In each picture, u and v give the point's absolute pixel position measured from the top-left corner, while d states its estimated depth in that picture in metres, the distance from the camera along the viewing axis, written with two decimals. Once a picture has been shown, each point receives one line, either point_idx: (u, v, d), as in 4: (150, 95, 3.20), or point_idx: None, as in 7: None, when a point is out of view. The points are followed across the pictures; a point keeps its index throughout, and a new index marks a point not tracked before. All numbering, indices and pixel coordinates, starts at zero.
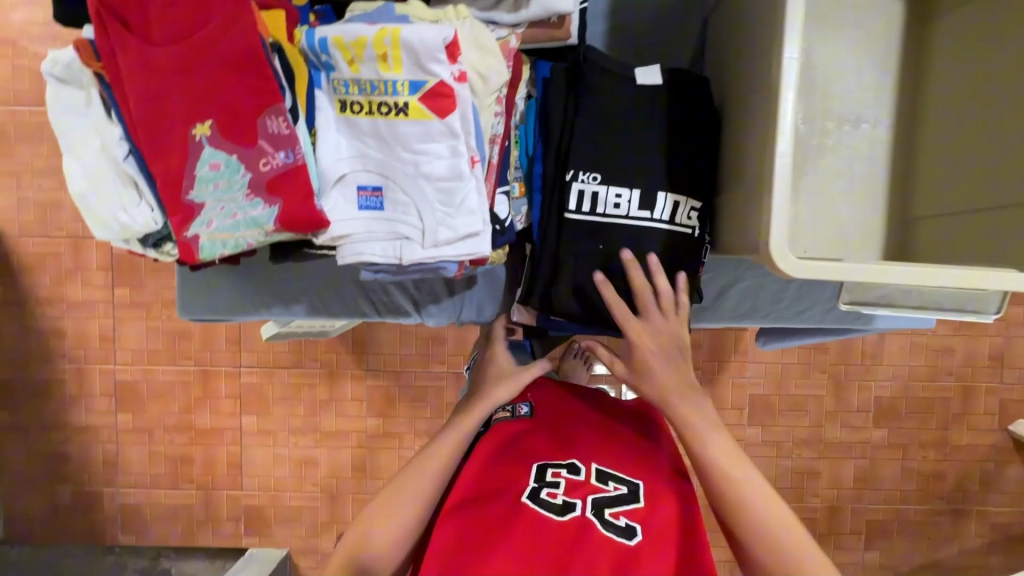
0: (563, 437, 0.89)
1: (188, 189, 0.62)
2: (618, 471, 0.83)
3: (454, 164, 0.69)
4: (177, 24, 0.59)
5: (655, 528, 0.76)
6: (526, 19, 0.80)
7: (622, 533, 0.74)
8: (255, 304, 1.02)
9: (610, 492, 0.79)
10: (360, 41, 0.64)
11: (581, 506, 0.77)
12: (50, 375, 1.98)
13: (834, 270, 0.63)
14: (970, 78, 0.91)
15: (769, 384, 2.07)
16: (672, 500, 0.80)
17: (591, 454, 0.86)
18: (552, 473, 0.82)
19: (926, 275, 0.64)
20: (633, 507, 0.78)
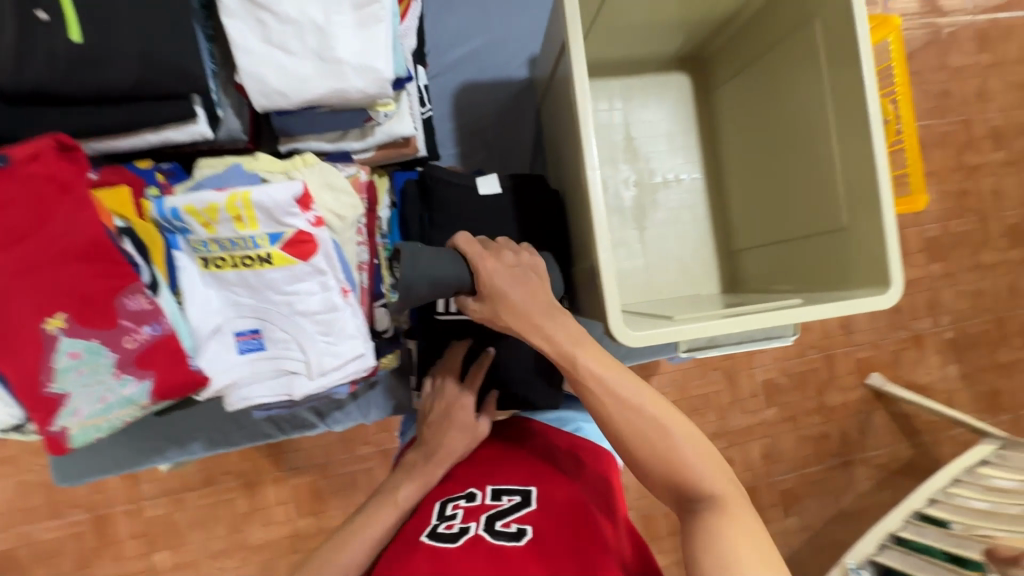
0: (467, 468, 0.82)
1: (48, 384, 0.61)
2: (515, 482, 0.75)
3: (327, 298, 0.74)
4: (13, 227, 0.58)
5: (553, 524, 0.66)
6: (374, 143, 0.89)
7: (512, 540, 0.63)
8: (147, 452, 0.97)
9: (503, 504, 0.70)
10: (212, 207, 0.68)
11: (473, 527, 0.67)
12: None
13: (661, 335, 0.74)
14: (744, 139, 1.12)
15: (725, 384, 1.90)
16: (570, 491, 0.72)
17: (490, 475, 0.78)
18: (452, 507, 0.73)
19: (728, 324, 0.77)
20: (523, 510, 0.68)
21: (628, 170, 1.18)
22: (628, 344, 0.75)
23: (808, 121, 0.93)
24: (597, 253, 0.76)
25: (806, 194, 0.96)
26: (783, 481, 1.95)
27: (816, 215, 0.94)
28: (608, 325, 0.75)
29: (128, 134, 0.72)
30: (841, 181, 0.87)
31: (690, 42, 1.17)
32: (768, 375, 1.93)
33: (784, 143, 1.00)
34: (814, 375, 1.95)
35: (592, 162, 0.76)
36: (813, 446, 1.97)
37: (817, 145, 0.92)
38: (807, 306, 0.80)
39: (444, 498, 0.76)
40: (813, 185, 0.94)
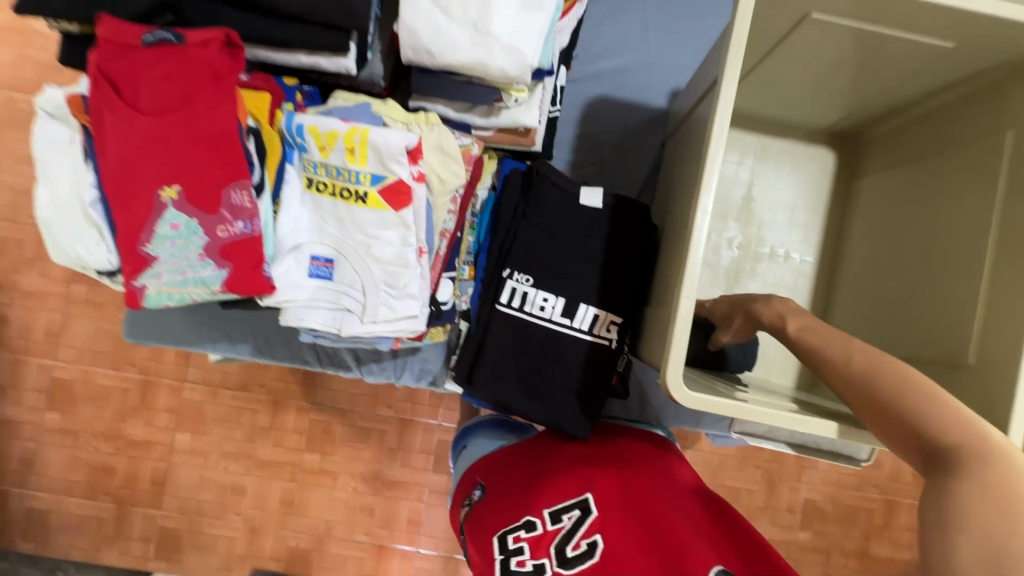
0: (507, 487, 0.76)
1: (145, 243, 0.67)
2: (564, 494, 0.70)
3: (403, 252, 0.76)
4: (164, 98, 0.65)
5: (619, 528, 0.64)
6: (495, 124, 0.90)
7: (591, 561, 0.61)
8: (202, 337, 1.04)
9: (565, 526, 0.66)
10: (332, 134, 0.71)
11: (547, 564, 0.63)
12: None
13: (715, 403, 0.68)
14: (876, 237, 1.01)
15: (763, 488, 1.73)
16: (622, 488, 0.68)
17: (535, 493, 0.72)
18: (512, 538, 0.68)
19: (795, 421, 0.69)
20: (588, 523, 0.65)
21: (736, 230, 1.12)
22: (679, 401, 0.69)
23: (962, 237, 0.82)
24: (679, 298, 0.71)
25: (933, 314, 0.84)
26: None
27: (936, 340, 0.82)
28: (664, 375, 0.70)
29: (286, 50, 0.77)
30: (982, 311, 0.76)
31: (849, 120, 1.08)
32: (813, 496, 1.73)
33: (922, 253, 0.89)
34: (865, 515, 1.73)
35: (705, 205, 0.71)
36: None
37: (964, 265, 0.81)
38: None
39: (501, 527, 0.70)
40: (943, 308, 0.83)
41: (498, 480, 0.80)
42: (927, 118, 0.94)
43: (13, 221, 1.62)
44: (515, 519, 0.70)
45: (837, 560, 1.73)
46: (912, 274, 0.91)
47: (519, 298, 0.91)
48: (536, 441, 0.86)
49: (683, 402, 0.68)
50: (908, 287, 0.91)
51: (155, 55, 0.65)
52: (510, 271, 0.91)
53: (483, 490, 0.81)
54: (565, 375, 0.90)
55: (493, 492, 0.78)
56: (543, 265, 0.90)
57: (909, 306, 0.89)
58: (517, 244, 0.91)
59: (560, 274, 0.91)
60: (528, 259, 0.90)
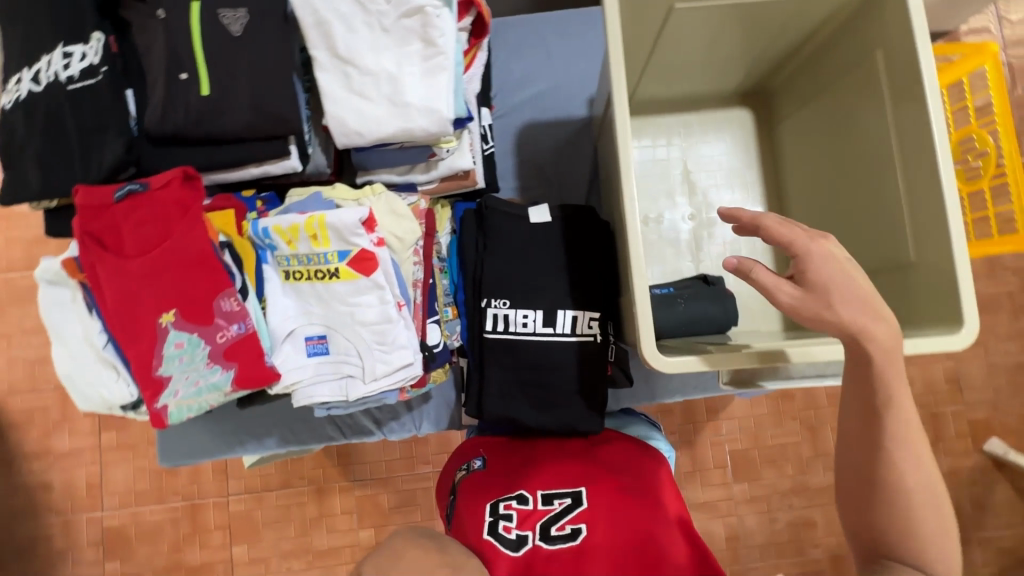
0: (507, 469, 0.88)
1: (158, 367, 0.74)
2: (560, 483, 0.82)
3: (383, 310, 0.83)
4: (144, 239, 0.74)
5: (604, 522, 0.75)
6: (437, 176, 0.99)
7: (569, 542, 0.74)
8: (231, 442, 1.11)
9: (555, 508, 0.78)
10: (294, 227, 0.80)
11: (530, 535, 0.75)
12: (22, 537, 1.71)
13: (693, 361, 0.74)
14: (809, 173, 1.09)
15: (807, 437, 1.73)
16: (614, 488, 0.79)
17: (534, 475, 0.85)
18: (503, 505, 0.80)
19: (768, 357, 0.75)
20: (576, 512, 0.77)
21: (684, 205, 1.20)
22: (660, 369, 0.75)
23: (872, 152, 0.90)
24: (633, 282, 0.78)
25: (873, 226, 0.91)
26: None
27: (879, 249, 0.90)
28: (641, 350, 0.76)
29: (236, 168, 0.88)
30: (907, 212, 0.83)
31: (751, 78, 1.17)
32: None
33: (847, 176, 0.98)
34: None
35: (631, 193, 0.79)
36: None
37: (881, 175, 0.89)
38: None
39: (492, 496, 0.82)
40: (878, 218, 0.90)
41: (498, 458, 0.92)
42: (814, 57, 1.02)
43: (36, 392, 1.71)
44: (507, 489, 0.83)
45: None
46: (845, 195, 0.98)
47: (503, 322, 0.97)
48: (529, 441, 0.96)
49: (664, 369, 0.74)
50: (846, 208, 0.98)
51: (126, 204, 0.74)
52: (487, 300, 0.97)
53: (483, 462, 0.92)
54: (563, 379, 0.96)
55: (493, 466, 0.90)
56: (515, 286, 0.97)
57: (852, 224, 0.97)
58: (487, 273, 0.98)
59: (532, 289, 0.97)
60: (500, 283, 0.97)
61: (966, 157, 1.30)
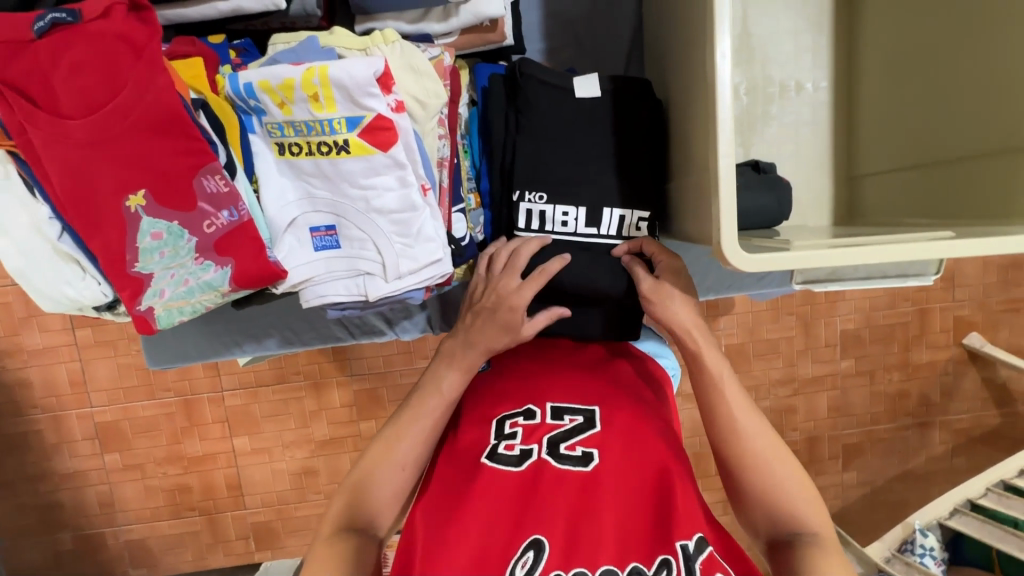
0: (510, 375, 0.75)
1: (134, 263, 0.60)
2: (574, 398, 0.70)
3: (405, 195, 0.68)
4: (86, 91, 0.54)
5: (620, 449, 0.63)
6: (457, 27, 0.79)
7: (580, 467, 0.62)
8: (227, 343, 1.00)
9: (565, 425, 0.66)
10: (287, 83, 0.61)
11: (536, 450, 0.64)
12: (8, 432, 1.64)
13: (781, 259, 0.64)
14: (891, 49, 0.94)
15: (800, 332, 1.74)
16: (636, 411, 0.67)
17: (544, 388, 0.72)
18: (509, 424, 0.67)
19: (859, 257, 0.67)
20: (588, 435, 0.64)
21: (739, 75, 1.02)
22: (739, 268, 0.64)
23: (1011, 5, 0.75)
24: (717, 160, 0.64)
25: (983, 103, 0.79)
26: (848, 436, 1.81)
27: (991, 129, 0.78)
28: (718, 246, 0.65)
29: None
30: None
31: None
32: (849, 326, 1.74)
33: (952, 41, 0.83)
34: (902, 330, 1.76)
35: (724, 49, 0.62)
36: (887, 404, 1.79)
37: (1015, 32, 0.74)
38: (963, 238, 0.68)
39: (496, 412, 0.70)
40: (998, 90, 0.77)
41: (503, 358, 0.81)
42: None
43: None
44: (512, 403, 0.70)
45: (883, 377, 1.78)
46: (945, 68, 0.85)
47: (538, 219, 0.83)
48: (542, 340, 0.83)
49: (746, 268, 0.64)
50: (945, 84, 0.85)
51: (53, 41, 0.53)
52: (520, 192, 0.83)
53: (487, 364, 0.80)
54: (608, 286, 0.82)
55: (500, 371, 0.77)
56: (554, 173, 0.83)
57: (949, 100, 0.84)
58: (519, 161, 0.83)
59: (575, 178, 0.83)
60: (535, 174, 0.83)
61: None
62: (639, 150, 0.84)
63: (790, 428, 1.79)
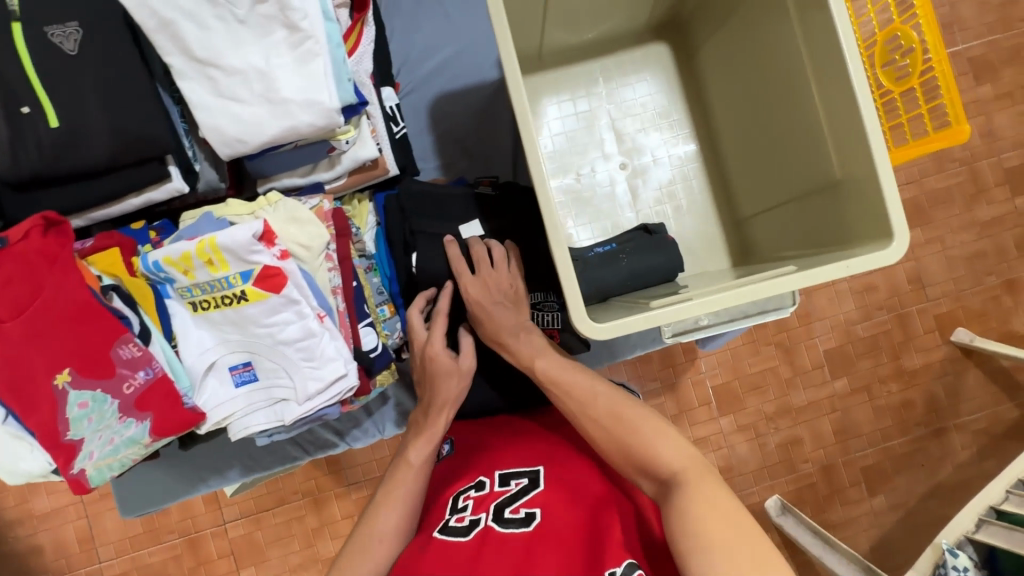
0: (472, 456, 0.82)
1: (66, 432, 0.69)
2: (521, 464, 0.75)
3: (304, 325, 0.78)
4: (15, 297, 0.66)
5: (561, 505, 0.67)
6: (344, 170, 0.92)
7: (523, 527, 0.64)
8: (192, 481, 1.06)
9: (512, 489, 0.70)
10: (186, 255, 0.73)
11: (484, 518, 0.67)
12: None
13: (630, 323, 0.71)
14: (733, 109, 1.06)
15: (783, 360, 1.69)
16: (578, 471, 0.72)
17: (497, 460, 0.77)
18: (462, 499, 0.72)
19: (706, 306, 0.73)
20: (531, 494, 0.68)
21: (617, 155, 1.16)
22: (589, 334, 0.72)
23: (790, 72, 0.85)
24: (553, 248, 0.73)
25: (799, 152, 0.88)
26: (863, 458, 1.71)
27: (809, 173, 0.87)
28: (575, 322, 0.72)
29: (116, 201, 0.80)
30: (829, 131, 0.80)
31: (660, 11, 1.12)
32: (831, 345, 1.69)
33: (765, 98, 0.94)
34: (886, 338, 1.69)
35: (537, 154, 0.73)
36: (894, 417, 1.71)
37: (799, 93, 0.84)
38: (805, 271, 0.73)
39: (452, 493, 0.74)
40: (803, 143, 0.87)
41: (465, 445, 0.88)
42: None
43: None
44: (467, 478, 0.76)
45: (880, 390, 1.71)
46: (768, 126, 0.95)
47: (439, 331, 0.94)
48: (497, 424, 0.90)
49: (600, 336, 0.71)
50: (771, 140, 0.95)
51: None
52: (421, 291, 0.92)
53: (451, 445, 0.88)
54: None
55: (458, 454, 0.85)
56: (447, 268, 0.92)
57: (778, 152, 0.94)
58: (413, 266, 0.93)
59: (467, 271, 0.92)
60: (427, 278, 0.92)
61: (893, 57, 1.23)
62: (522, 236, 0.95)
63: (801, 460, 1.71)
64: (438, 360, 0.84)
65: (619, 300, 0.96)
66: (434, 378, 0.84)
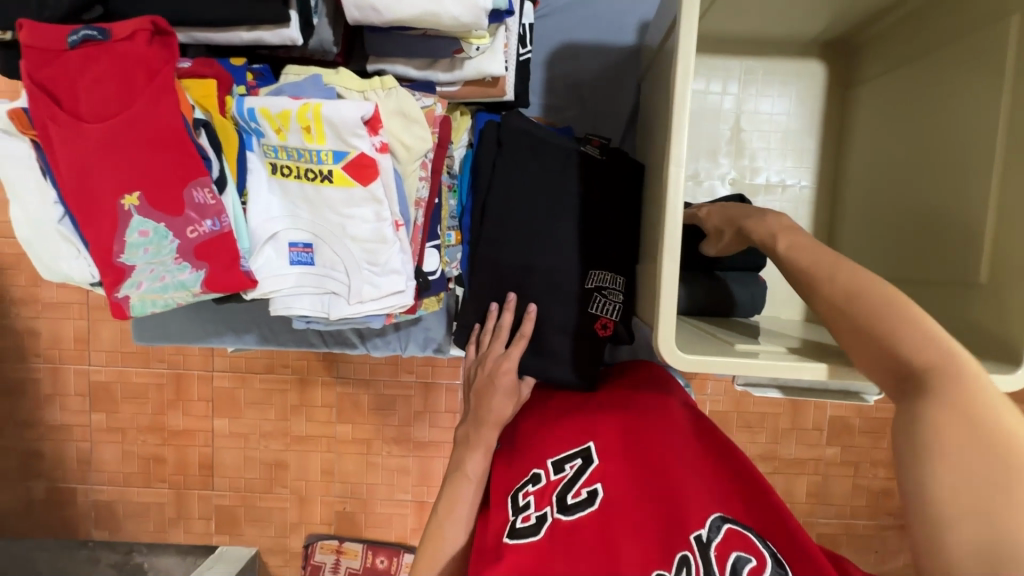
0: (524, 438, 0.76)
1: (119, 254, 0.66)
2: (568, 444, 0.71)
3: (379, 228, 0.73)
4: (104, 102, 0.61)
5: (622, 480, 0.64)
6: (462, 78, 0.85)
7: (589, 509, 0.62)
8: (209, 331, 1.05)
9: (568, 474, 0.67)
10: (285, 114, 0.67)
11: (549, 512, 0.63)
12: (9, 377, 1.70)
13: (714, 363, 0.66)
14: (876, 158, 0.96)
15: (788, 410, 1.63)
16: (625, 433, 0.69)
17: (545, 442, 0.73)
18: (521, 494, 0.67)
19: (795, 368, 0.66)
20: (589, 474, 0.66)
21: (727, 165, 1.06)
22: (670, 362, 0.67)
23: (970, 146, 0.75)
24: (663, 261, 0.68)
25: (943, 234, 0.79)
26: (825, 525, 1.65)
27: (943, 260, 0.78)
28: (657, 342, 0.67)
29: (224, 28, 0.72)
30: (993, 225, 0.71)
31: (837, 26, 1.00)
32: (840, 413, 1.62)
33: (927, 158, 0.83)
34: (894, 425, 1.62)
35: (679, 158, 0.66)
36: (870, 500, 1.64)
37: (970, 171, 0.75)
38: None
39: (510, 485, 0.70)
40: (948, 225, 0.78)
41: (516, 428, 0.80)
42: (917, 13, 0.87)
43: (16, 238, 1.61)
44: (519, 470, 0.71)
45: (868, 471, 1.63)
46: (914, 192, 0.86)
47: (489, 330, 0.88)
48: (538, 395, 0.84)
49: (679, 365, 0.66)
50: (915, 209, 0.85)
51: (84, 55, 0.61)
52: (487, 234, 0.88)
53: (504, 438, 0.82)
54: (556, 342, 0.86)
55: (511, 434, 0.80)
56: (522, 223, 0.87)
57: (913, 224, 0.85)
58: (494, 205, 0.88)
59: (542, 231, 0.88)
60: (501, 222, 0.88)
61: None
62: (610, 216, 0.89)
63: None
64: (502, 380, 0.80)
65: (691, 319, 0.91)
66: (494, 393, 0.79)
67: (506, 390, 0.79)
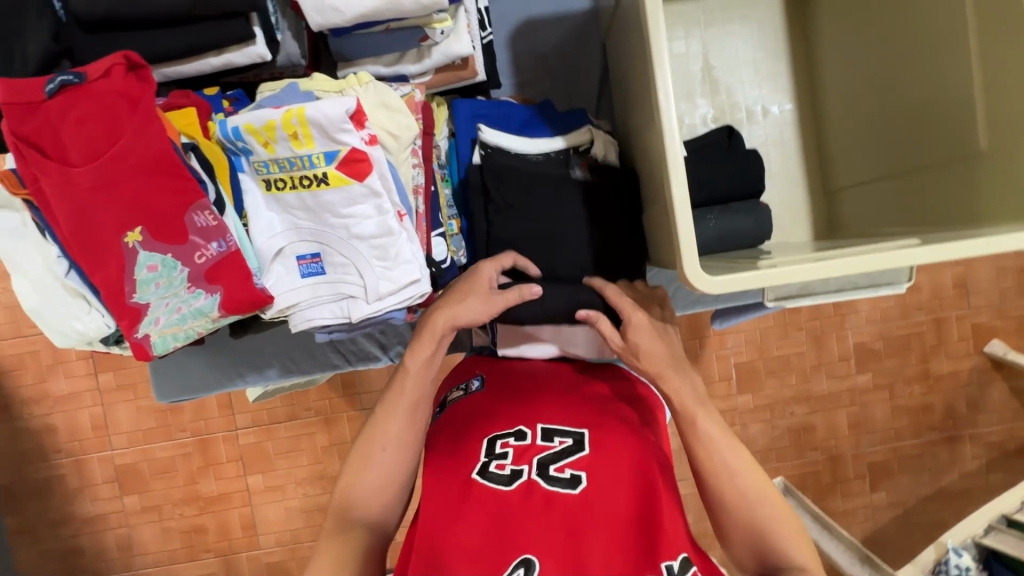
0: (510, 394, 0.73)
1: (132, 294, 0.66)
2: (564, 420, 0.67)
3: (383, 222, 0.73)
4: (87, 142, 0.61)
5: (607, 472, 0.60)
6: (432, 66, 0.85)
7: (568, 488, 0.59)
8: (229, 375, 1.04)
9: (556, 447, 0.64)
10: (270, 124, 0.67)
11: (526, 471, 0.62)
12: (34, 479, 1.66)
13: (747, 280, 0.65)
14: (847, 68, 0.97)
15: (812, 346, 1.59)
16: (623, 433, 0.65)
17: (539, 408, 0.69)
18: (500, 444, 0.66)
19: (826, 268, 0.66)
20: (578, 457, 0.62)
21: (706, 105, 1.07)
22: (700, 290, 0.66)
23: (936, 33, 0.78)
24: (670, 190, 0.68)
25: (939, 119, 0.80)
26: (872, 453, 1.62)
27: (944, 140, 0.80)
28: (685, 272, 0.67)
29: (193, 58, 0.73)
30: (983, 102, 0.73)
31: None
32: (864, 339, 1.59)
33: (898, 53, 0.86)
34: (919, 340, 1.60)
35: (665, 86, 0.66)
36: (912, 419, 1.62)
37: (951, 56, 0.76)
38: (927, 246, 0.66)
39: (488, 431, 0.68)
40: (941, 113, 0.80)
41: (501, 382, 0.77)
42: None
43: (15, 338, 1.58)
44: (505, 423, 0.68)
45: (903, 390, 1.61)
46: (896, 91, 0.87)
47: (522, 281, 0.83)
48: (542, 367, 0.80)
49: (713, 291, 0.66)
50: (900, 105, 0.87)
51: (62, 101, 0.61)
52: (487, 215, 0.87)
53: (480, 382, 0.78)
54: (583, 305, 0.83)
55: (492, 390, 0.75)
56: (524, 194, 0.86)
57: (900, 122, 0.87)
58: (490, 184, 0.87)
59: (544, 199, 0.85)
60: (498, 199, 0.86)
61: None
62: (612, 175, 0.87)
63: (809, 447, 1.62)
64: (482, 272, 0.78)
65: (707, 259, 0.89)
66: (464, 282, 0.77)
67: (475, 282, 0.76)
